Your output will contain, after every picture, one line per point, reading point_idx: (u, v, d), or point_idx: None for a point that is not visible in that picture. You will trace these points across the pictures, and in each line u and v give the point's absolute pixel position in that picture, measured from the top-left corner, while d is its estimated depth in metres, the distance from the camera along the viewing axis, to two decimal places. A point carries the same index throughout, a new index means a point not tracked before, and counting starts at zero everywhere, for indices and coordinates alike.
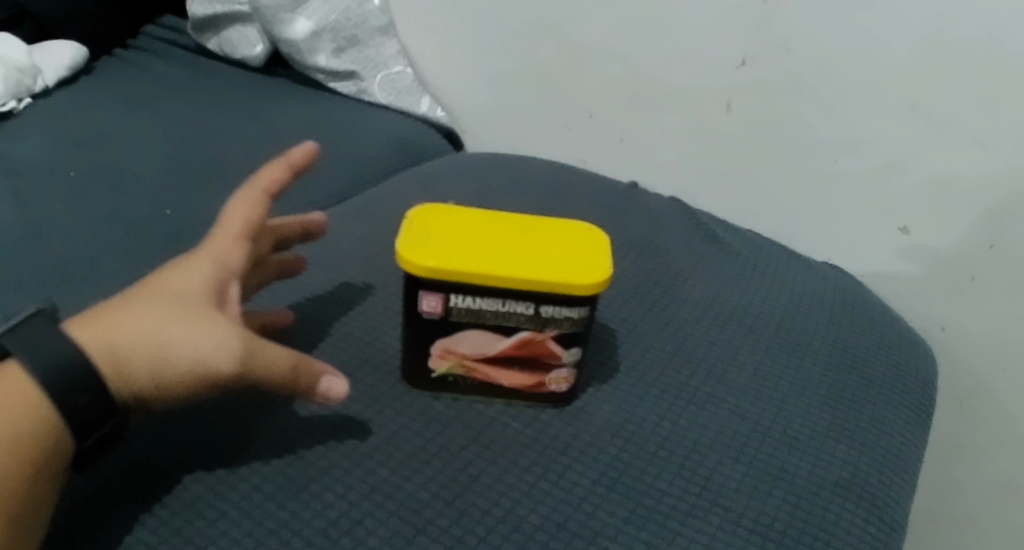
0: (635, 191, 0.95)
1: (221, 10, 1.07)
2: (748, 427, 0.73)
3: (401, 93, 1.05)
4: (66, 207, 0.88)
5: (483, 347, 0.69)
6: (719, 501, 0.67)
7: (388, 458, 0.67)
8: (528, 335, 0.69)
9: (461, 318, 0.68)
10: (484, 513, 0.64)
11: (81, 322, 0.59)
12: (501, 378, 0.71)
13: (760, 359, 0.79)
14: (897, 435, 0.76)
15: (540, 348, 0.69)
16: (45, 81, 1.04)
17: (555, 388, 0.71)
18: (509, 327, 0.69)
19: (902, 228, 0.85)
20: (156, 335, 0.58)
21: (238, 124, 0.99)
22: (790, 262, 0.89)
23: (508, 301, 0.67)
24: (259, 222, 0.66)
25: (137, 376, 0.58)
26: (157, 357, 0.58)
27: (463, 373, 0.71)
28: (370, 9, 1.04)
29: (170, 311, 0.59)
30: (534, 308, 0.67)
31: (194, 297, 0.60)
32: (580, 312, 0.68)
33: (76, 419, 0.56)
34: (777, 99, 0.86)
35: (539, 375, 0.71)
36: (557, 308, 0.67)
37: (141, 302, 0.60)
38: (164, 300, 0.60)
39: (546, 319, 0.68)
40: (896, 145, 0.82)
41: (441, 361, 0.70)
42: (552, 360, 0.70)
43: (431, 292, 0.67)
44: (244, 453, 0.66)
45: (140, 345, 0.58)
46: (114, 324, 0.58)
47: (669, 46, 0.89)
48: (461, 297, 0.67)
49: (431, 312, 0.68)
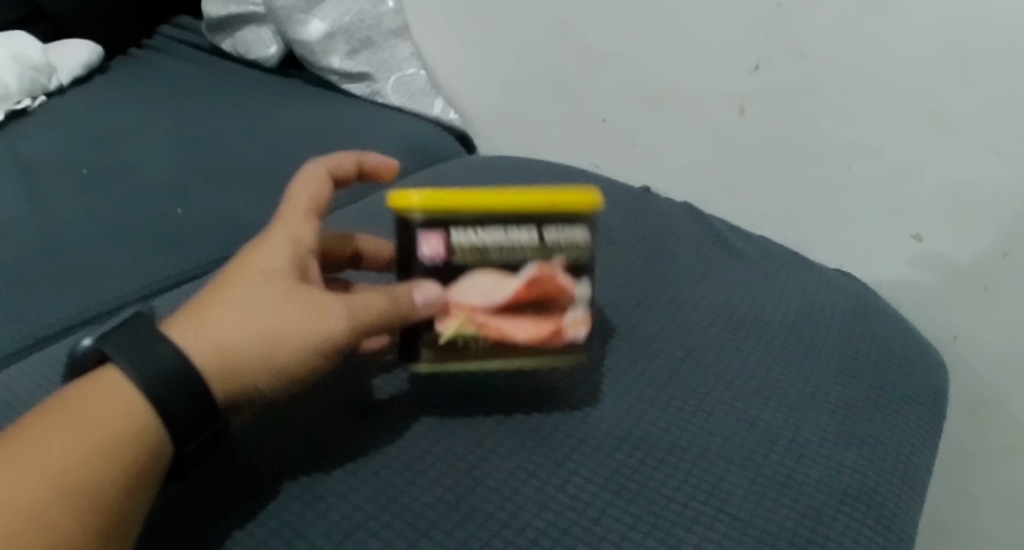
0: (648, 195, 0.95)
1: (236, 11, 1.07)
2: (757, 434, 0.73)
3: (415, 95, 1.05)
4: (78, 207, 0.88)
5: (491, 293, 0.62)
6: (726, 508, 0.68)
7: (393, 459, 0.67)
8: (537, 270, 0.62)
9: (459, 259, 0.61)
10: (489, 517, 0.64)
11: (176, 327, 0.59)
12: (517, 332, 0.63)
13: (771, 366, 0.78)
14: (908, 445, 0.76)
15: (553, 283, 0.63)
16: (60, 79, 1.04)
17: (575, 334, 0.64)
18: (513, 263, 0.62)
19: (915, 235, 0.84)
20: (266, 329, 0.58)
21: (250, 123, 1.00)
22: (802, 268, 0.88)
23: (508, 230, 0.62)
24: (324, 196, 0.67)
25: (250, 371, 0.58)
26: (268, 346, 0.58)
27: (473, 331, 0.62)
28: (384, 11, 1.04)
29: (275, 304, 0.59)
30: (537, 234, 0.62)
31: (288, 276, 0.60)
32: (584, 235, 0.64)
33: (176, 429, 0.57)
34: (792, 104, 0.86)
35: (557, 321, 0.63)
36: (560, 232, 0.63)
37: (232, 291, 0.60)
38: (262, 286, 0.60)
39: (551, 247, 0.63)
40: (910, 151, 0.82)
41: (447, 320, 0.62)
42: (568, 296, 0.63)
43: (424, 232, 0.61)
44: (262, 451, 0.67)
45: (248, 338, 0.58)
46: (217, 326, 0.58)
47: (682, 49, 0.89)
48: (459, 233, 0.61)
49: (425, 258, 0.61)
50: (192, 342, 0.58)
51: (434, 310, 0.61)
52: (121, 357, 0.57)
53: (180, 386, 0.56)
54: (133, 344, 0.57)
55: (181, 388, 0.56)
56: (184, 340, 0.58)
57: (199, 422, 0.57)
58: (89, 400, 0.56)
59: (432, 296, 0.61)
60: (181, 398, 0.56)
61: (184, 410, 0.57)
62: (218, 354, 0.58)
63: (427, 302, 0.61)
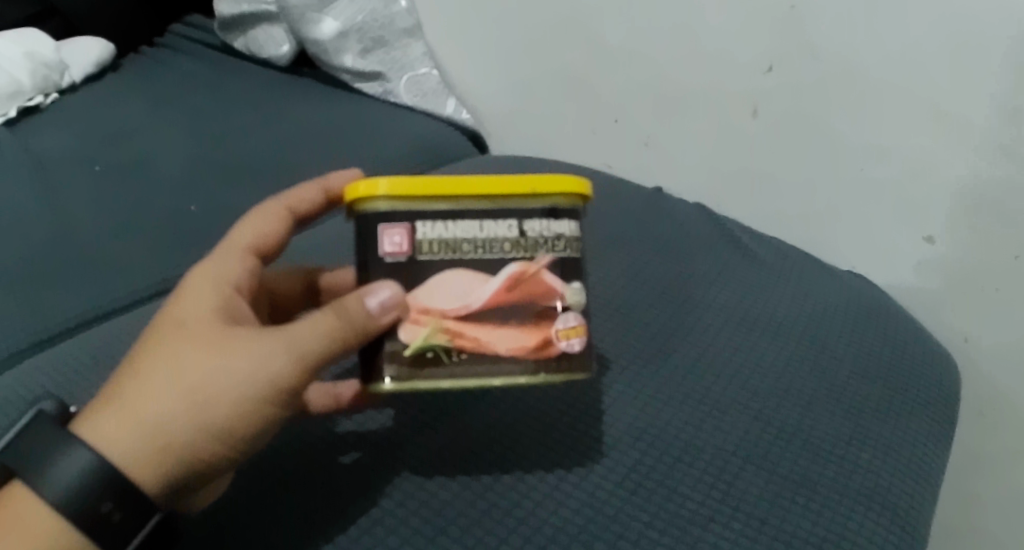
0: (661, 196, 0.95)
1: (248, 10, 1.07)
2: (772, 433, 0.73)
3: (427, 95, 1.05)
4: (91, 204, 0.89)
5: (465, 296, 0.57)
6: (741, 506, 0.68)
7: (411, 456, 0.69)
8: (518, 268, 0.58)
9: (433, 254, 0.57)
10: (505, 514, 0.66)
11: (92, 411, 0.57)
12: (498, 341, 0.57)
13: (785, 365, 0.78)
14: (920, 446, 0.76)
15: (534, 287, 0.58)
16: (72, 76, 1.05)
17: (566, 346, 0.57)
18: (493, 260, 0.58)
19: (928, 237, 0.84)
20: (189, 406, 0.56)
21: (262, 121, 1.00)
22: (814, 269, 0.88)
23: (485, 222, 0.57)
24: (265, 230, 0.65)
25: (178, 434, 0.56)
26: (192, 405, 0.56)
27: (447, 342, 0.56)
28: (396, 11, 1.05)
29: (195, 374, 0.56)
30: (518, 227, 0.58)
31: (201, 324, 0.58)
32: (572, 227, 0.59)
33: (104, 526, 0.55)
34: (804, 106, 0.86)
35: (542, 331, 0.58)
36: (544, 222, 0.58)
37: (146, 355, 0.57)
38: (174, 344, 0.57)
39: (533, 241, 0.58)
40: (923, 153, 0.81)
41: (416, 327, 0.56)
42: (552, 303, 0.58)
43: (394, 223, 0.57)
44: (295, 454, 0.69)
45: (166, 404, 0.55)
46: (136, 415, 0.55)
47: (695, 50, 0.89)
48: (431, 225, 0.57)
49: (397, 252, 0.57)
50: (109, 440, 0.55)
51: (398, 312, 0.56)
52: (30, 473, 0.55)
53: (101, 491, 0.54)
54: (41, 458, 0.55)
55: (102, 492, 0.54)
56: (103, 439, 0.55)
57: (131, 519, 0.55)
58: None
59: (389, 299, 0.56)
60: (101, 501, 0.54)
61: (110, 516, 0.55)
62: (140, 447, 0.55)
63: (383, 306, 0.56)
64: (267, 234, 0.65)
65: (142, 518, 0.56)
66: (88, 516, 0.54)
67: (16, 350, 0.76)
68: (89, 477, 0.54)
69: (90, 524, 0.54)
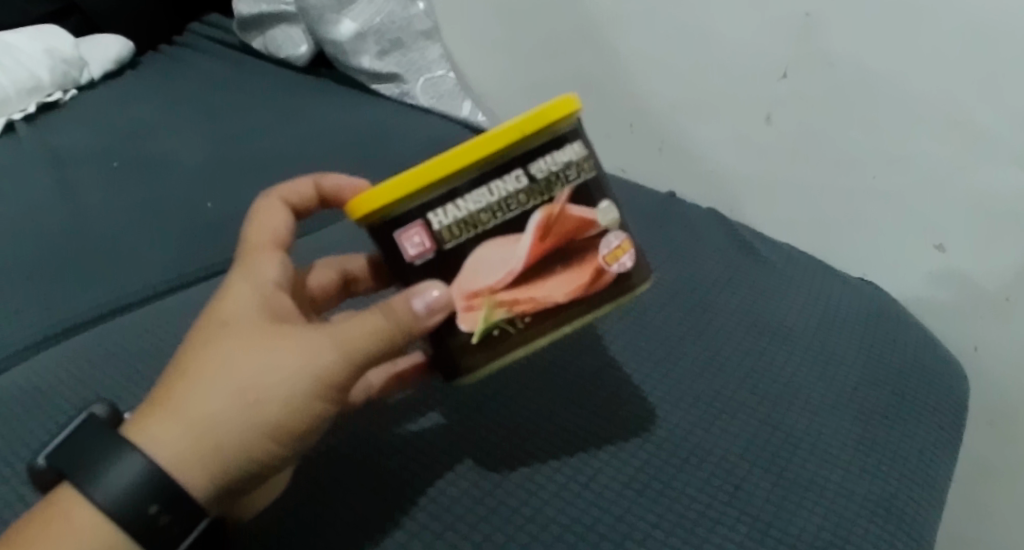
0: (673, 200, 0.96)
1: (268, 10, 1.07)
2: (780, 437, 0.73)
3: (443, 96, 1.05)
4: (107, 197, 0.90)
5: (506, 263, 0.58)
6: (748, 509, 0.68)
7: (421, 453, 0.70)
8: (543, 215, 0.58)
9: (458, 236, 0.57)
10: (513, 512, 0.67)
11: (140, 414, 0.57)
12: (556, 292, 0.58)
13: (794, 369, 0.79)
14: (927, 452, 0.77)
15: (569, 224, 0.58)
16: (91, 73, 1.07)
17: (617, 266, 0.59)
18: (516, 219, 0.58)
19: (938, 245, 0.85)
20: (239, 406, 0.56)
21: (280, 120, 1.01)
22: (825, 275, 0.89)
23: (493, 182, 0.57)
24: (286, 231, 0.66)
25: (227, 433, 0.56)
26: (241, 404, 0.56)
27: (507, 314, 0.58)
28: (414, 13, 1.04)
29: (243, 372, 0.57)
30: (526, 174, 0.57)
31: (246, 323, 0.59)
32: (575, 148, 0.59)
33: (152, 527, 0.55)
34: (818, 114, 0.86)
35: (590, 261, 0.59)
36: (548, 159, 0.58)
37: (192, 354, 0.58)
38: (219, 342, 0.58)
39: (546, 182, 0.58)
40: (935, 161, 0.82)
41: (474, 312, 0.58)
42: (589, 231, 0.59)
43: (408, 226, 0.57)
44: (321, 458, 0.70)
45: (215, 403, 0.56)
46: (185, 415, 0.56)
47: (709, 56, 0.90)
48: (444, 211, 0.57)
49: (422, 251, 0.57)
50: (159, 444, 0.56)
51: (442, 315, 0.57)
52: (78, 476, 0.56)
53: (150, 495, 0.55)
54: (89, 461, 0.56)
55: (151, 496, 0.55)
56: (152, 442, 0.56)
57: (180, 523, 0.56)
58: (47, 523, 0.55)
59: (434, 300, 0.57)
60: (150, 503, 0.55)
61: (159, 519, 0.55)
62: (190, 449, 0.56)
63: (429, 307, 0.57)
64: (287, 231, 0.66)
65: (191, 522, 0.56)
66: (137, 521, 0.55)
67: (40, 337, 0.77)
68: (138, 483, 0.55)
69: (139, 528, 0.55)
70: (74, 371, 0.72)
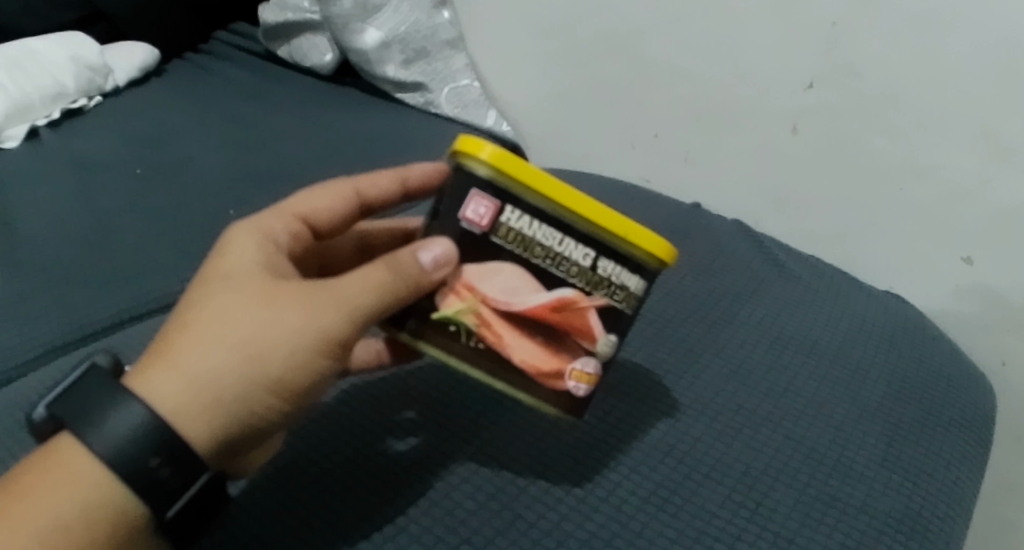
0: (698, 211, 0.95)
1: (293, 19, 1.08)
2: (804, 453, 0.73)
3: (468, 106, 1.06)
4: (129, 203, 0.90)
5: (511, 294, 0.57)
6: (770, 526, 0.67)
7: (438, 463, 0.69)
8: (572, 296, 0.57)
9: (506, 242, 0.56)
10: (531, 526, 0.65)
11: (139, 367, 0.56)
12: (516, 348, 0.58)
13: (819, 385, 0.78)
14: (954, 468, 0.75)
15: (576, 317, 0.58)
16: (116, 80, 1.07)
17: (573, 387, 0.58)
18: (555, 276, 0.57)
19: (966, 258, 0.85)
20: (243, 360, 0.56)
21: (304, 129, 1.01)
22: (852, 289, 0.88)
23: (569, 239, 0.56)
24: (328, 208, 0.65)
25: (230, 388, 0.56)
26: (245, 359, 0.56)
27: (473, 326, 0.57)
28: (440, 22, 1.05)
29: (247, 326, 0.56)
30: (593, 259, 0.57)
31: (248, 276, 0.58)
32: (639, 285, 0.58)
33: (148, 478, 0.54)
34: (845, 124, 0.86)
35: (560, 362, 0.58)
36: (617, 268, 0.57)
37: (192, 308, 0.57)
38: (222, 296, 0.57)
39: (600, 279, 0.57)
40: (963, 174, 0.82)
41: (456, 299, 0.57)
42: (584, 342, 0.58)
43: (487, 195, 0.56)
44: (340, 460, 0.68)
45: (218, 356, 0.56)
46: (188, 368, 0.55)
47: (737, 68, 0.90)
48: (518, 215, 0.56)
49: (474, 223, 0.56)
50: (161, 395, 0.55)
51: (448, 271, 0.57)
52: (77, 423, 0.54)
53: (151, 445, 0.54)
54: (87, 410, 0.54)
55: (150, 447, 0.54)
56: (155, 394, 0.55)
57: (179, 477, 0.55)
58: (40, 471, 0.54)
59: (441, 255, 0.56)
60: (150, 455, 0.54)
61: (158, 472, 0.54)
62: (193, 403, 0.55)
63: (435, 262, 0.56)
64: (331, 210, 0.65)
65: (190, 477, 0.55)
66: (137, 471, 0.54)
67: (53, 346, 0.76)
68: (143, 434, 0.54)
69: (131, 476, 0.54)
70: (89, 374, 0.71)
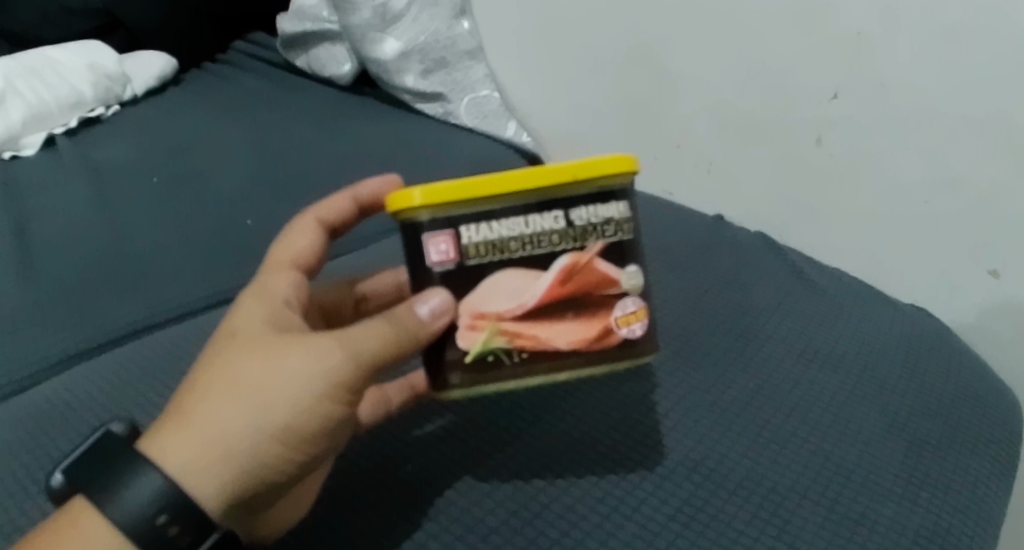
0: (722, 224, 0.95)
1: (311, 28, 1.11)
2: (832, 469, 0.71)
3: (488, 117, 1.06)
4: (144, 208, 0.90)
5: (520, 294, 0.56)
6: (797, 543, 0.66)
7: (457, 481, 0.68)
8: (570, 260, 0.56)
9: (482, 258, 0.56)
10: (554, 544, 0.64)
11: (153, 429, 0.56)
12: (559, 337, 0.56)
13: (847, 398, 0.76)
14: (983, 486, 0.73)
15: (589, 275, 0.57)
16: (134, 89, 1.11)
17: (627, 333, 0.57)
18: (544, 255, 0.56)
19: (992, 271, 0.82)
20: (250, 413, 0.55)
21: (321, 137, 1.02)
22: (879, 301, 0.87)
23: (532, 215, 0.56)
24: (316, 248, 0.66)
25: (238, 441, 0.55)
26: (252, 412, 0.55)
27: (506, 343, 0.56)
28: (459, 33, 1.06)
29: (253, 380, 0.55)
30: (565, 217, 0.56)
31: (254, 331, 0.58)
32: (621, 209, 0.57)
33: (158, 538, 0.54)
34: (870, 137, 0.85)
35: (602, 320, 0.57)
36: (590, 209, 0.57)
37: (202, 368, 0.57)
38: (228, 353, 0.57)
39: (583, 229, 0.57)
40: (995, 186, 0.79)
41: (474, 333, 0.56)
42: (609, 290, 0.57)
43: (438, 231, 0.55)
44: (363, 478, 0.68)
45: (225, 410, 0.55)
46: (196, 427, 0.55)
47: (762, 80, 0.89)
48: (476, 228, 0.55)
49: (445, 260, 0.56)
50: (170, 457, 0.55)
51: (449, 317, 0.56)
52: (92, 485, 0.55)
53: (160, 503, 0.54)
54: (105, 472, 0.55)
55: (158, 506, 0.54)
56: (165, 454, 0.55)
57: (188, 535, 0.54)
58: (55, 532, 0.54)
59: (438, 305, 0.55)
60: (158, 513, 0.54)
61: (166, 531, 0.54)
62: (203, 460, 0.55)
63: (434, 313, 0.55)
64: (318, 249, 0.66)
65: (200, 535, 0.55)
66: (148, 532, 0.54)
67: (67, 356, 0.76)
68: (150, 494, 0.54)
69: (141, 535, 0.54)
70: (108, 386, 0.71)
